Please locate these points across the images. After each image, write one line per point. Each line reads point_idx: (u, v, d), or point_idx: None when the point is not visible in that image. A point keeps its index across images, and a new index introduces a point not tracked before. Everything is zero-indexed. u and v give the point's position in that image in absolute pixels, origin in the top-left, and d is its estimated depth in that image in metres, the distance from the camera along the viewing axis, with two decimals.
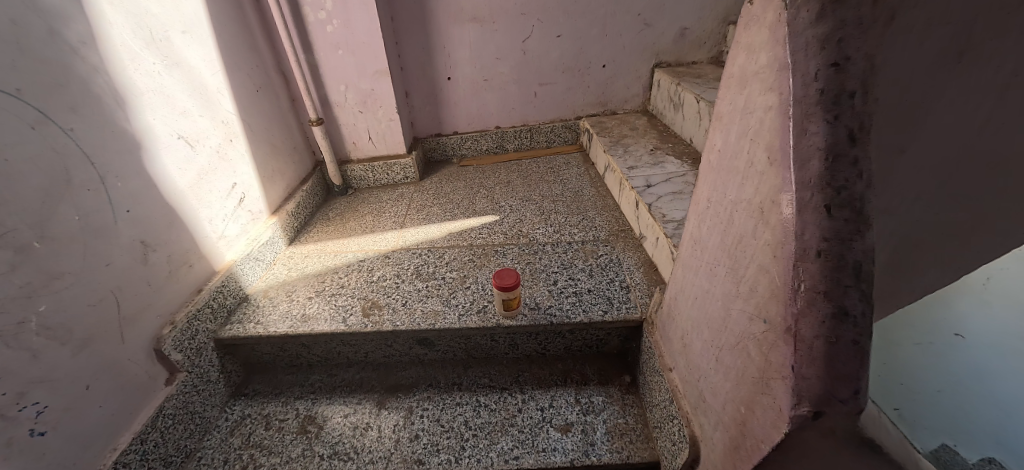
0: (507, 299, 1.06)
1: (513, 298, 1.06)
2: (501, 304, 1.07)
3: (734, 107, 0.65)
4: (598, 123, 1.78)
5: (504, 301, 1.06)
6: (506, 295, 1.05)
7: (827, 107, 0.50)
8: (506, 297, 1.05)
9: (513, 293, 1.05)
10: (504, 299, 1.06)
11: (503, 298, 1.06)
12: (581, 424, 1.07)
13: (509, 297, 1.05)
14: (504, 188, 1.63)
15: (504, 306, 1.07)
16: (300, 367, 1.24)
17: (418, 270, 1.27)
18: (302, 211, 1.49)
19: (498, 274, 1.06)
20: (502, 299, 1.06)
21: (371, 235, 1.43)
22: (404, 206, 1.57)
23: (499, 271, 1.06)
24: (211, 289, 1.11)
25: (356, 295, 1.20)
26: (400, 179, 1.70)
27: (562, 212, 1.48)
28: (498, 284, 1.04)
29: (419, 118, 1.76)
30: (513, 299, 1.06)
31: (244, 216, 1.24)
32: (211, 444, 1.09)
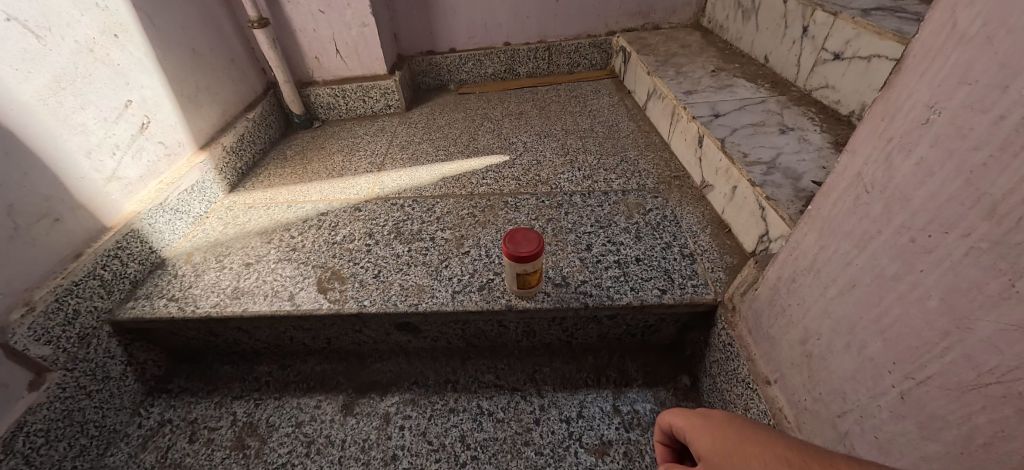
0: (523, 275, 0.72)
1: (533, 273, 0.72)
2: (514, 281, 0.73)
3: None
4: (637, 40, 1.37)
5: (520, 278, 0.72)
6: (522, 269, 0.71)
7: None
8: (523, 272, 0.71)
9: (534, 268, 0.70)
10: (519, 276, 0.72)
11: (518, 272, 0.71)
12: (624, 445, 0.76)
13: (527, 272, 0.71)
14: (515, 120, 1.25)
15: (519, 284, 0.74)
16: (243, 355, 0.93)
17: (398, 228, 0.92)
18: (248, 146, 1.13)
19: (512, 236, 0.71)
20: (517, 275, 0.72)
21: (338, 179, 1.07)
22: (384, 142, 1.20)
23: (512, 233, 0.71)
24: (97, 253, 0.77)
25: (310, 263, 0.86)
26: (380, 109, 1.32)
27: (593, 152, 1.11)
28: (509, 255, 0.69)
29: (405, 29, 1.35)
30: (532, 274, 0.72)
31: (153, 151, 0.89)
32: (115, 463, 0.79)
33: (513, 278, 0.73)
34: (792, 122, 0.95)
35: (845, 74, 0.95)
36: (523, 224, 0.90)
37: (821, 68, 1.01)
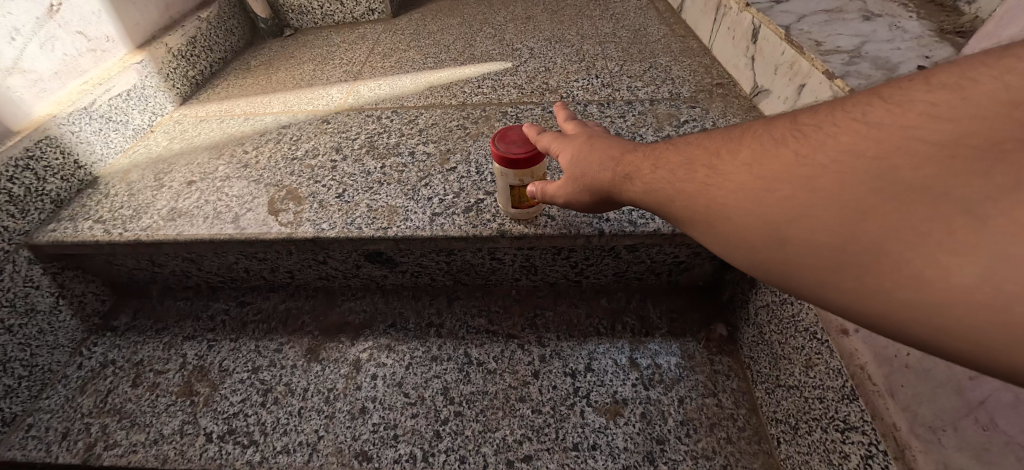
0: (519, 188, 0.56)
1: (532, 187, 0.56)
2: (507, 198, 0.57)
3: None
4: None
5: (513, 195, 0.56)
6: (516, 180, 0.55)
7: None
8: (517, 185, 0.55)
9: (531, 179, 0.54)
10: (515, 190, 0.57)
11: (512, 183, 0.55)
12: (643, 405, 0.62)
13: (523, 186, 0.55)
14: (521, 25, 1.04)
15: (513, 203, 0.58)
16: (198, 290, 0.80)
17: (372, 143, 0.75)
18: (201, 52, 0.95)
19: (503, 135, 0.55)
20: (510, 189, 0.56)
21: (305, 90, 0.90)
22: (364, 50, 1.01)
23: (505, 130, 0.55)
24: (1, 160, 0.63)
25: (263, 181, 0.70)
26: (361, 14, 1.12)
27: (614, 57, 0.90)
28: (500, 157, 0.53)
29: None
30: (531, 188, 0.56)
31: (70, 41, 0.73)
32: (49, 407, 0.68)
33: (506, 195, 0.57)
34: (879, 8, 0.73)
35: None
36: None
37: None
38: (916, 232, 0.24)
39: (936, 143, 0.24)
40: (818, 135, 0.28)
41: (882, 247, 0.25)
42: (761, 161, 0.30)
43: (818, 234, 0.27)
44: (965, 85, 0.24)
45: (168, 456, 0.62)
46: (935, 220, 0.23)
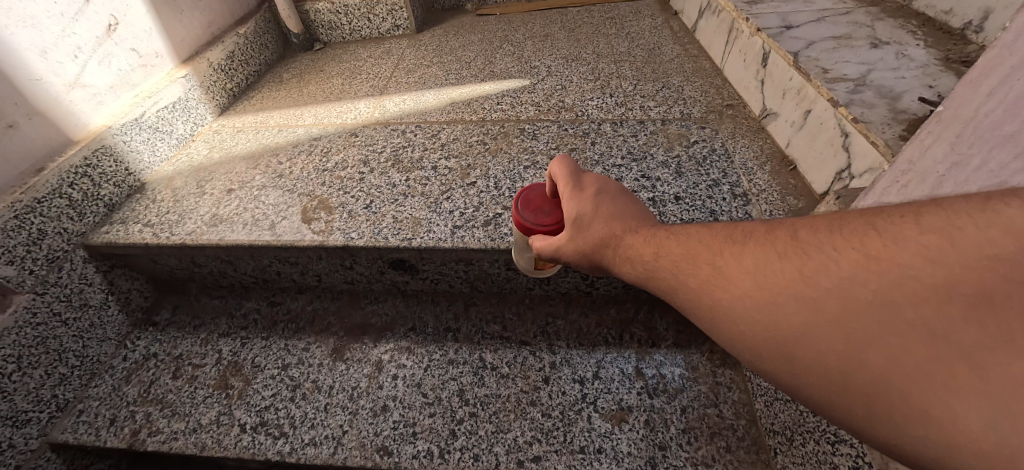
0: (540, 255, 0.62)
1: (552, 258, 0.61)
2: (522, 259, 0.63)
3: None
4: None
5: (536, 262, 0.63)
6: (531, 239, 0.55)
7: None
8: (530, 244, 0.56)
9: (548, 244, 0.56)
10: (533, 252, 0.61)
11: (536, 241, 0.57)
12: (646, 412, 0.65)
13: None
14: (539, 42, 1.08)
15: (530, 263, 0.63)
16: (232, 290, 0.86)
17: (397, 157, 0.80)
18: (239, 66, 1.01)
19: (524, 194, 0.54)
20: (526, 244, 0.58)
21: (333, 104, 0.95)
22: (389, 64, 1.06)
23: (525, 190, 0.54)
24: (60, 167, 0.69)
25: (296, 191, 0.76)
26: (387, 29, 1.17)
27: (628, 76, 0.94)
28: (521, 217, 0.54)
29: None
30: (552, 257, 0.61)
31: (124, 58, 0.79)
32: (98, 395, 0.74)
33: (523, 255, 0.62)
34: (888, 36, 0.75)
35: None
36: (541, 154, 0.77)
37: None
38: (906, 362, 0.27)
39: (932, 285, 0.27)
40: (819, 258, 0.32)
41: (884, 378, 0.28)
42: (765, 274, 0.34)
43: (825, 353, 0.30)
44: (950, 234, 0.28)
45: (206, 444, 0.67)
46: (935, 363, 0.27)
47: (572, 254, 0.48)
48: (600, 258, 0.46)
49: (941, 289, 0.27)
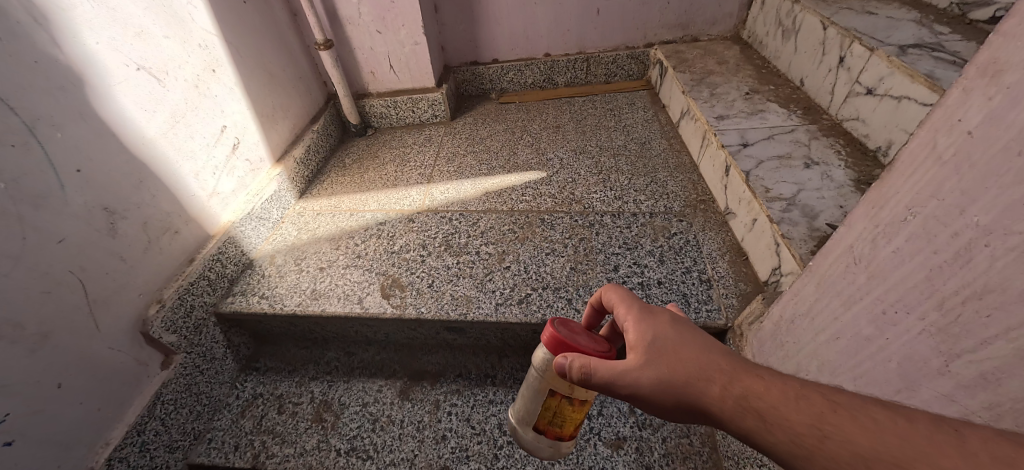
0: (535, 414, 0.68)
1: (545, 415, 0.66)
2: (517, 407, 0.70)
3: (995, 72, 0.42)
4: (675, 53, 1.44)
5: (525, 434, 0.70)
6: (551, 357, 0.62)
7: None
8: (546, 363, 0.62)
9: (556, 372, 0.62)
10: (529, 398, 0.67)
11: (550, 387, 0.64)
12: (636, 441, 0.89)
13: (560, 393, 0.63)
14: (552, 134, 1.34)
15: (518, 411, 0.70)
16: (316, 341, 1.10)
17: (448, 242, 1.05)
18: (314, 156, 1.27)
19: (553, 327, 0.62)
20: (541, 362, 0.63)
21: (392, 191, 1.20)
22: (433, 152, 1.32)
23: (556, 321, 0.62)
24: (205, 258, 0.93)
25: (373, 270, 1.00)
26: (428, 118, 1.43)
27: (625, 170, 1.19)
28: (548, 334, 0.61)
29: (451, 41, 1.47)
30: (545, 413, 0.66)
31: (242, 167, 1.04)
32: (222, 426, 0.98)
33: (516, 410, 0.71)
34: (818, 155, 1.00)
35: (876, 109, 0.97)
36: (558, 242, 1.02)
37: (854, 100, 1.03)
38: None
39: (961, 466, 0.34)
40: (868, 428, 0.38)
41: None
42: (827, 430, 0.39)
43: None
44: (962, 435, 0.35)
45: (311, 463, 0.90)
46: None
47: (649, 387, 0.49)
48: (681, 394, 0.48)
49: (931, 421, 0.37)
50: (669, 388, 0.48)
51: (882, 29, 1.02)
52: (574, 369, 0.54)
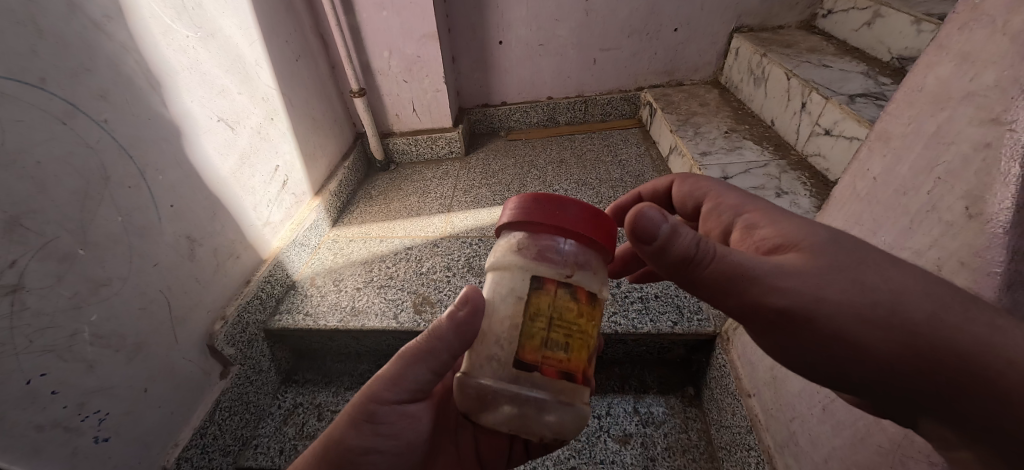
0: (518, 341, 0.53)
1: (534, 337, 0.52)
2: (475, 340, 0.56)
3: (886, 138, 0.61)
4: (662, 95, 1.64)
5: (497, 395, 0.53)
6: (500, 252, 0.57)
7: None
8: (498, 268, 0.56)
9: (516, 271, 0.54)
10: (505, 320, 0.54)
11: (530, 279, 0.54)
12: (641, 436, 1.01)
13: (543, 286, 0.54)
14: (557, 168, 1.51)
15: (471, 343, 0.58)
16: (349, 356, 1.21)
17: (470, 263, 1.19)
18: (344, 189, 1.41)
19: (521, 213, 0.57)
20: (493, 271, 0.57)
21: (416, 219, 1.34)
22: (450, 184, 1.47)
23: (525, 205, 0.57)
24: (259, 279, 1.06)
25: (405, 289, 1.13)
26: (444, 154, 1.59)
27: (623, 200, 1.36)
28: (522, 210, 0.56)
29: (466, 86, 1.65)
30: (533, 334, 0.52)
31: (288, 199, 1.18)
32: (266, 433, 1.07)
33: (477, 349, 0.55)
34: (788, 186, 1.17)
35: (833, 147, 1.14)
36: None
37: (815, 139, 1.21)
38: None
39: None
40: None
41: None
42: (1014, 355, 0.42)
43: None
44: None
45: None
46: None
47: (828, 297, 0.47)
48: (868, 308, 0.46)
49: None
50: (882, 313, 0.46)
51: (835, 80, 1.21)
52: (686, 244, 0.51)
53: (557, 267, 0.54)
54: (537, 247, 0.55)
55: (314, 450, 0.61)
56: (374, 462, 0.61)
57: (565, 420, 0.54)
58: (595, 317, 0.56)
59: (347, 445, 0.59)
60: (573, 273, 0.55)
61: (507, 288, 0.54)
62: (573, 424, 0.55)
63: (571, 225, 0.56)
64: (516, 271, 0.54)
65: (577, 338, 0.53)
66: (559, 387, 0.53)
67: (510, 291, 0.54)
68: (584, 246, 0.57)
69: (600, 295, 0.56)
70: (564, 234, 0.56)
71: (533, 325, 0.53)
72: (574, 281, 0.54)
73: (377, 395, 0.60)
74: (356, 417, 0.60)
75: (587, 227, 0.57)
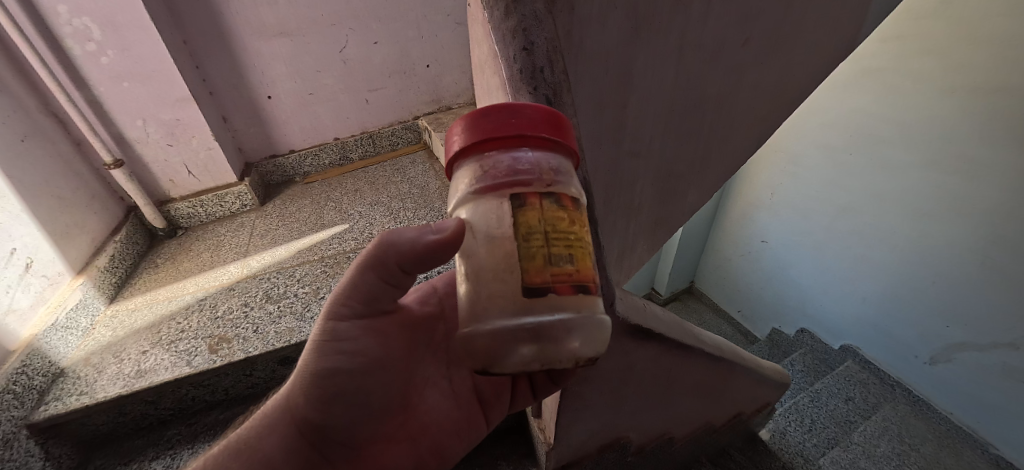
0: (523, 268, 0.53)
1: (536, 258, 0.53)
2: (470, 285, 0.57)
3: (503, 101, 0.90)
4: (434, 120, 1.95)
5: (502, 333, 0.53)
6: (469, 184, 0.57)
7: (526, 82, 0.75)
8: (474, 202, 0.58)
9: (493, 200, 0.56)
10: (494, 253, 0.55)
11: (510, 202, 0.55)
12: None
13: (523, 206, 0.54)
14: (351, 196, 1.77)
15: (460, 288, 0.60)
16: (151, 429, 1.12)
17: (268, 294, 1.35)
18: (118, 262, 1.39)
19: (476, 132, 0.57)
20: (469, 206, 0.58)
21: (209, 273, 1.44)
22: (246, 235, 1.61)
23: (482, 119, 0.57)
24: (7, 372, 0.97)
25: (199, 336, 1.19)
26: (239, 208, 1.70)
27: (410, 209, 1.68)
28: (478, 124, 0.57)
29: (247, 142, 1.73)
30: (534, 255, 0.53)
31: (39, 283, 1.11)
32: None
33: (476, 292, 0.57)
34: None
35: None
36: None
37: None
38: None
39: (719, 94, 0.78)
40: None
41: None
42: None
43: None
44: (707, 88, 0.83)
45: None
46: None
47: None
48: None
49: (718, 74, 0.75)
50: None
51: None
52: None
53: (534, 179, 0.55)
54: (504, 166, 0.56)
55: (296, 380, 0.70)
56: (343, 383, 0.70)
57: (585, 336, 0.55)
58: (583, 223, 0.58)
59: (319, 365, 0.69)
60: (553, 177, 0.56)
61: (497, 218, 0.56)
62: (586, 335, 0.55)
63: (529, 133, 0.56)
64: (494, 199, 0.56)
65: (576, 246, 0.55)
66: (570, 305, 0.54)
67: (497, 221, 0.56)
68: (549, 148, 0.58)
69: (578, 198, 0.58)
70: (518, 144, 0.57)
71: (531, 245, 0.53)
72: (554, 190, 0.56)
73: (336, 314, 0.70)
74: (322, 339, 0.69)
75: (542, 129, 0.57)
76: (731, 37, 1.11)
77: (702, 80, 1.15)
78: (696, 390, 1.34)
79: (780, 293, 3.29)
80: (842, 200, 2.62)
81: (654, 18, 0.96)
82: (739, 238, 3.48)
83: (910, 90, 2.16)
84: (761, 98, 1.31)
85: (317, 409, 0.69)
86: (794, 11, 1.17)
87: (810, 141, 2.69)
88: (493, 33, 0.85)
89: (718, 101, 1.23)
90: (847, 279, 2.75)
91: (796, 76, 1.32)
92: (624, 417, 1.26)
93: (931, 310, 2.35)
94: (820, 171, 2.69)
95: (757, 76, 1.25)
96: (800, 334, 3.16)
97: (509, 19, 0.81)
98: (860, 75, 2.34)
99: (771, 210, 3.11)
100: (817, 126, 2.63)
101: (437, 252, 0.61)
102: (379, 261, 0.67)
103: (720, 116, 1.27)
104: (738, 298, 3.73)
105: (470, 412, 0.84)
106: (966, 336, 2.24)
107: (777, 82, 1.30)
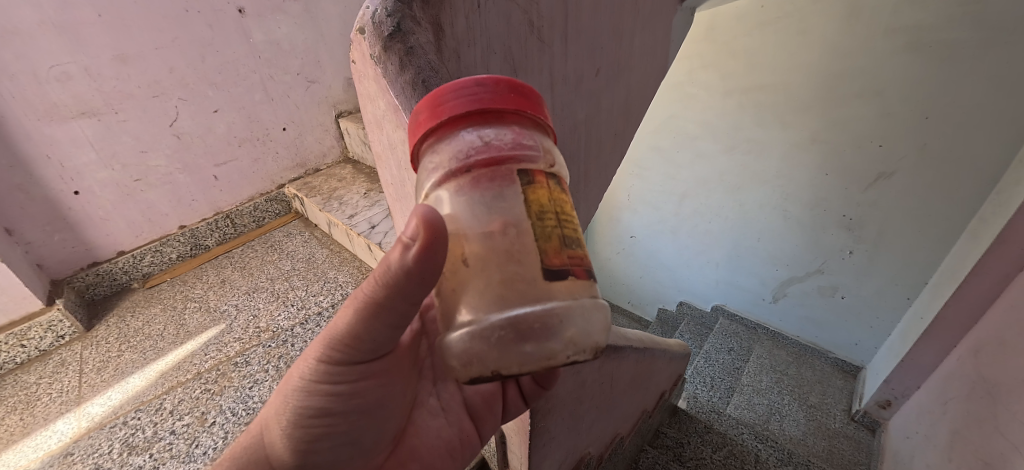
0: (541, 250, 0.54)
1: (552, 239, 0.55)
2: (467, 274, 0.55)
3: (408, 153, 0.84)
4: (303, 185, 1.79)
5: (506, 328, 0.52)
6: (467, 155, 0.56)
7: None
8: (473, 175, 0.56)
9: (499, 173, 0.56)
10: (508, 233, 0.55)
11: (510, 171, 0.56)
12: None
13: (531, 182, 0.57)
14: (218, 289, 1.50)
15: (450, 282, 0.57)
16: None
17: (131, 443, 1.05)
18: None
19: (465, 100, 0.56)
20: (467, 179, 0.56)
21: (21, 445, 1.05)
22: (73, 375, 1.23)
23: (471, 89, 0.57)
24: None
25: None
26: (56, 341, 1.31)
27: (303, 287, 1.49)
28: (468, 89, 0.57)
29: (51, 254, 1.33)
30: (550, 235, 0.55)
31: None
32: None
33: (472, 282, 0.55)
34: None
35: None
36: (258, 371, 1.21)
37: None
38: None
39: None
40: None
41: None
42: None
43: None
44: None
45: None
46: None
47: None
48: None
49: None
50: None
51: None
52: None
53: (538, 155, 0.58)
54: (508, 140, 0.57)
55: (278, 424, 0.64)
56: (332, 422, 0.64)
57: (582, 320, 0.55)
58: None
59: (305, 407, 0.63)
60: (549, 154, 0.60)
61: (507, 193, 0.56)
62: (587, 324, 0.55)
63: (527, 111, 0.59)
64: (499, 172, 0.56)
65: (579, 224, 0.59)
66: (575, 293, 0.55)
67: (511, 197, 0.56)
68: (539, 129, 0.61)
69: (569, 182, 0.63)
70: (505, 118, 0.58)
71: (545, 225, 0.55)
72: (554, 171, 0.60)
73: (330, 357, 0.61)
74: (311, 379, 0.63)
75: (537, 109, 0.60)
76: (586, 69, 1.26)
77: (571, 109, 1.27)
78: (631, 383, 1.45)
79: (652, 276, 3.78)
80: (682, 188, 3.13)
81: (528, 56, 1.04)
82: (611, 238, 3.89)
83: (704, 95, 2.72)
84: (617, 117, 1.50)
85: (303, 453, 0.64)
86: (628, 41, 1.38)
87: (644, 145, 3.16)
88: (391, 88, 0.78)
89: (586, 126, 1.37)
90: (699, 251, 3.28)
91: (636, 97, 1.56)
92: (585, 433, 1.28)
93: (765, 260, 2.93)
94: (658, 168, 3.18)
95: (611, 100, 1.43)
96: (681, 306, 3.65)
97: (406, 66, 0.78)
98: (668, 88, 2.85)
99: (630, 208, 3.56)
100: (648, 133, 3.09)
101: (419, 264, 0.53)
102: (374, 300, 0.56)
103: (591, 138, 1.42)
104: (621, 291, 4.13)
105: (463, 431, 0.83)
106: (792, 273, 2.83)
107: (626, 103, 1.52)
